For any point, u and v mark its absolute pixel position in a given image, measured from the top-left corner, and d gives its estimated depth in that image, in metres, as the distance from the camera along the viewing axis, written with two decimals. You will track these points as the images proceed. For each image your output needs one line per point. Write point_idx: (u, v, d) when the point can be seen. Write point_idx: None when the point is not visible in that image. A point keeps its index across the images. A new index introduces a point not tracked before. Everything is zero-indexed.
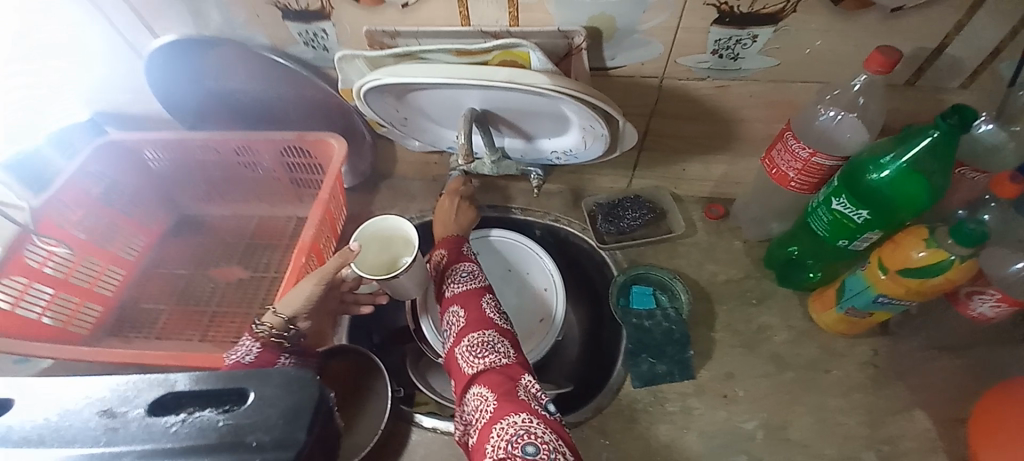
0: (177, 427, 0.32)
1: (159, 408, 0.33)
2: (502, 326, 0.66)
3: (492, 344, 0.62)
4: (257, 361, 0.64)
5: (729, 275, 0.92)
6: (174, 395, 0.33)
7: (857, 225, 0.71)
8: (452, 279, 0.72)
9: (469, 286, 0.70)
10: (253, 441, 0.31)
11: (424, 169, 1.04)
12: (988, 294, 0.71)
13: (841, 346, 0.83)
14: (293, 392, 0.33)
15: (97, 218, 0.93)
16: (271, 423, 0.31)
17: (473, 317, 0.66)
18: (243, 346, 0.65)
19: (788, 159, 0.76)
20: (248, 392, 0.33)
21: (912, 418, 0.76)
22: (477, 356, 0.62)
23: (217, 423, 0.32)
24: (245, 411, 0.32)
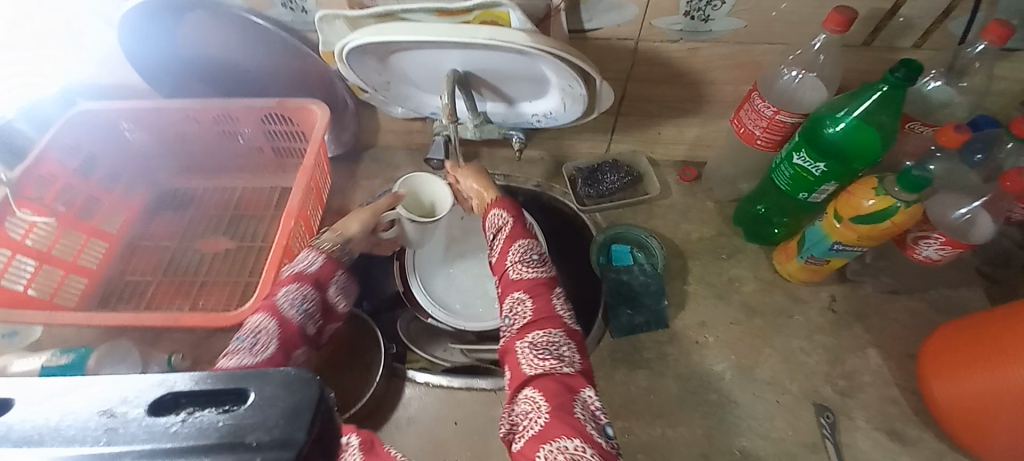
0: (175, 429, 0.27)
1: (153, 410, 0.28)
2: (569, 329, 0.64)
3: (556, 349, 0.61)
4: (316, 270, 0.71)
5: (702, 233, 0.98)
6: (171, 395, 0.29)
7: (816, 177, 0.77)
8: (519, 257, 0.69)
9: (537, 278, 0.67)
10: (251, 442, 0.27)
11: (408, 137, 1.05)
12: (933, 238, 0.75)
13: (804, 294, 0.90)
14: (296, 390, 0.28)
15: (76, 191, 0.92)
16: (271, 423, 0.27)
17: (540, 311, 0.64)
18: (302, 257, 0.72)
19: (754, 118, 0.81)
20: (247, 391, 0.29)
21: (866, 355, 0.84)
22: (538, 356, 0.60)
23: (213, 425, 0.28)
24: (242, 411, 0.28)
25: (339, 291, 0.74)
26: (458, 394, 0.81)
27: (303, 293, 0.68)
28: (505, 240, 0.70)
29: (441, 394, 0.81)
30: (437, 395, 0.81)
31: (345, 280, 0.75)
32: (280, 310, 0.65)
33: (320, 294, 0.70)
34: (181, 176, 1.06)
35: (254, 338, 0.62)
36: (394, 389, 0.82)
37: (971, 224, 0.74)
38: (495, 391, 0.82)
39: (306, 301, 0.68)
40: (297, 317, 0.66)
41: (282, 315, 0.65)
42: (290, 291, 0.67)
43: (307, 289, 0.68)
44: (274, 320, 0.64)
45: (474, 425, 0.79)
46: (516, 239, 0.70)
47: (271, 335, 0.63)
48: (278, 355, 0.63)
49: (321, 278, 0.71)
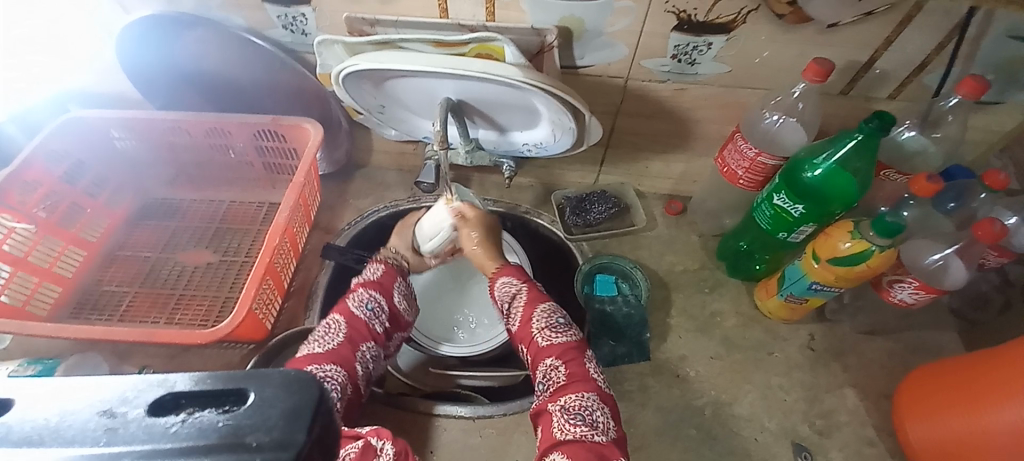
0: (174, 429, 0.24)
1: (153, 411, 0.25)
2: (603, 391, 0.64)
3: (588, 413, 0.61)
4: (381, 275, 0.79)
5: (686, 265, 0.99)
6: (173, 395, 0.25)
7: (795, 218, 0.79)
8: (545, 323, 0.70)
9: (566, 339, 0.69)
10: (251, 442, 0.24)
11: (400, 159, 1.06)
12: (907, 282, 0.78)
13: (783, 330, 0.91)
14: (300, 390, 0.25)
15: (59, 198, 0.92)
16: (272, 423, 0.24)
17: (573, 374, 0.65)
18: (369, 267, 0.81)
19: (737, 158, 0.84)
20: (249, 391, 0.25)
21: (844, 395, 0.85)
22: (570, 422, 0.60)
23: (213, 425, 0.24)
24: (243, 413, 0.25)
25: (404, 296, 0.80)
26: (436, 420, 0.80)
27: (369, 295, 0.76)
28: (528, 306, 0.72)
29: (417, 420, 0.80)
30: (413, 421, 0.80)
31: (406, 287, 0.81)
32: (350, 308, 0.73)
33: (386, 295, 0.77)
34: (168, 186, 1.06)
35: (325, 332, 0.71)
36: (371, 413, 0.81)
37: (944, 269, 0.76)
38: (473, 418, 0.80)
39: (371, 302, 0.75)
40: (363, 315, 0.73)
41: (349, 312, 0.73)
42: (361, 293, 0.75)
43: (373, 291, 0.76)
44: (344, 316, 0.72)
45: (451, 453, 0.78)
46: (538, 304, 0.72)
47: (338, 328, 0.71)
48: (347, 343, 0.70)
49: (386, 281, 0.78)
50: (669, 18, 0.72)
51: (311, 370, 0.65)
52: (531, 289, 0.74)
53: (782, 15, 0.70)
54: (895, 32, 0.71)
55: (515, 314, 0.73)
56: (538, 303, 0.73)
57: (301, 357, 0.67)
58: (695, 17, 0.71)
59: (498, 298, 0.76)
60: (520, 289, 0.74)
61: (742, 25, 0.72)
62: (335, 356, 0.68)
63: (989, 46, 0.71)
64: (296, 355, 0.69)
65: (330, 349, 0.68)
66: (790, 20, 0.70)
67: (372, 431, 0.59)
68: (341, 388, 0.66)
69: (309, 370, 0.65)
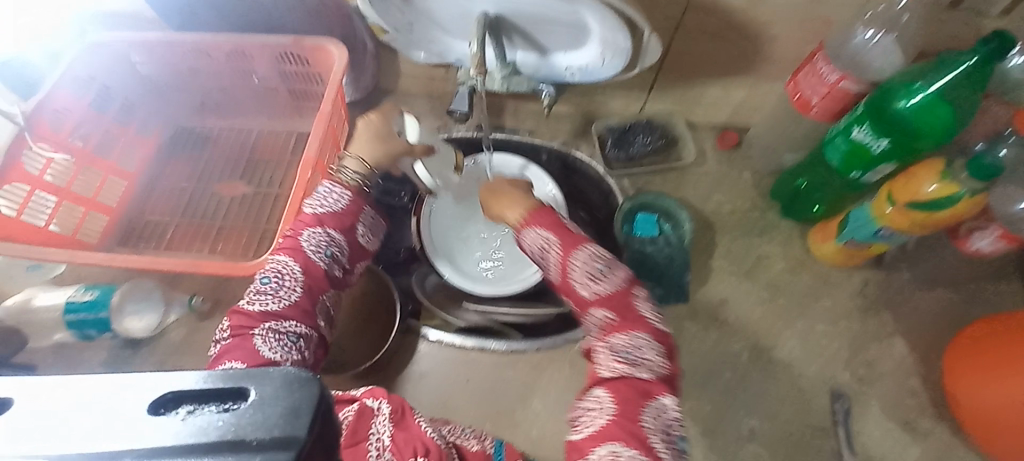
0: (176, 427, 0.23)
1: (151, 410, 0.24)
2: (654, 329, 0.57)
3: (635, 352, 0.55)
4: (342, 207, 0.69)
5: (735, 206, 0.92)
6: (170, 394, 0.24)
7: (874, 155, 0.71)
8: (589, 268, 0.59)
9: (615, 278, 0.59)
10: (252, 442, 0.23)
11: (429, 85, 0.98)
12: (989, 230, 0.71)
13: (836, 276, 0.86)
14: (303, 387, 0.24)
15: (93, 127, 0.91)
16: (271, 423, 0.24)
17: (624, 315, 0.57)
18: (326, 191, 0.70)
19: (814, 83, 0.73)
20: (249, 389, 0.24)
21: (892, 345, 0.81)
22: (614, 354, 0.56)
23: (211, 427, 0.23)
24: (245, 414, 0.24)
25: (366, 227, 0.72)
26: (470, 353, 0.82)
27: (329, 235, 0.67)
28: (562, 255, 0.60)
29: (453, 352, 0.82)
30: (448, 352, 0.82)
31: (371, 216, 0.73)
32: (306, 253, 0.65)
33: (346, 234, 0.69)
34: (195, 115, 1.03)
35: (280, 281, 0.64)
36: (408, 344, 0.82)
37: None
38: (506, 353, 0.82)
39: (330, 245, 0.67)
40: (320, 260, 0.66)
41: (305, 258, 0.65)
42: (316, 232, 0.67)
43: (331, 231, 0.68)
44: (301, 263, 0.65)
45: (487, 385, 0.80)
46: (581, 243, 0.61)
47: (294, 277, 0.64)
48: (307, 294, 0.64)
49: (346, 215, 0.69)
50: None
51: (270, 325, 0.61)
52: (564, 234, 0.62)
53: None
54: None
55: (551, 263, 0.62)
56: (578, 244, 0.60)
57: (254, 309, 0.61)
58: None
59: (528, 251, 0.64)
60: (552, 239, 0.61)
61: None
62: (295, 311, 0.63)
63: None
64: (242, 303, 0.62)
65: (286, 304, 0.62)
66: None
67: (366, 393, 0.58)
68: (306, 341, 0.63)
69: (267, 325, 0.60)
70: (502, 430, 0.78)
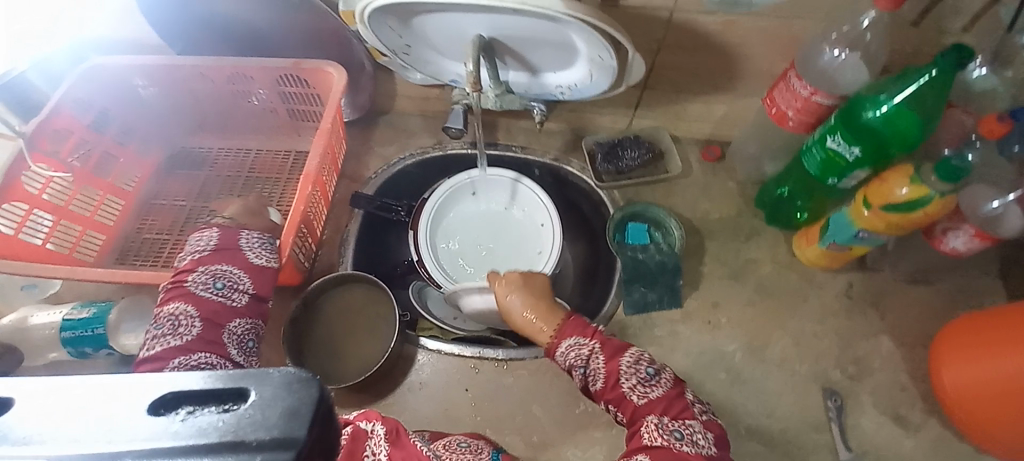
0: (175, 429, 0.26)
1: (152, 412, 0.27)
2: (700, 416, 0.63)
3: (684, 430, 0.60)
4: (217, 243, 0.73)
5: (722, 213, 0.96)
6: (170, 395, 0.27)
7: (848, 162, 0.75)
8: (634, 376, 0.65)
9: (663, 379, 0.65)
10: (252, 442, 0.26)
11: (424, 104, 1.02)
12: (962, 230, 0.75)
13: (821, 278, 0.89)
14: (301, 389, 0.27)
15: (91, 147, 0.92)
16: (271, 423, 0.27)
17: (672, 408, 0.62)
18: (197, 238, 0.74)
19: (789, 98, 0.78)
20: (248, 391, 0.28)
21: (879, 343, 0.84)
22: (665, 432, 0.60)
23: (212, 424, 0.26)
24: (242, 412, 0.27)
25: (257, 250, 0.75)
26: (469, 362, 0.83)
27: (219, 270, 0.71)
28: (608, 365, 0.66)
29: (453, 361, 0.83)
30: (449, 362, 0.83)
31: (258, 239, 0.76)
32: (196, 292, 0.68)
33: (234, 264, 0.72)
34: (194, 135, 1.05)
35: (173, 323, 0.65)
36: (407, 353, 0.83)
37: (1002, 218, 0.70)
38: (506, 361, 0.83)
39: (218, 278, 0.70)
40: (211, 294, 0.68)
41: (196, 297, 0.67)
42: (204, 271, 0.70)
43: (223, 265, 0.71)
44: (193, 303, 0.67)
45: (487, 392, 0.81)
46: (624, 354, 0.67)
47: (188, 314, 0.65)
48: (208, 325, 0.66)
49: (223, 247, 0.73)
50: None
51: (181, 361, 0.62)
52: (603, 342, 0.68)
53: None
54: None
55: (595, 375, 0.66)
56: (619, 352, 0.67)
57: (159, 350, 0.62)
58: None
59: (568, 364, 0.69)
60: (591, 347, 0.68)
61: None
62: (201, 342, 0.64)
63: None
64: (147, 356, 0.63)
65: (188, 339, 0.64)
66: None
67: (360, 415, 0.54)
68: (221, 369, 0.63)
69: (178, 361, 0.61)
70: (505, 437, 0.78)
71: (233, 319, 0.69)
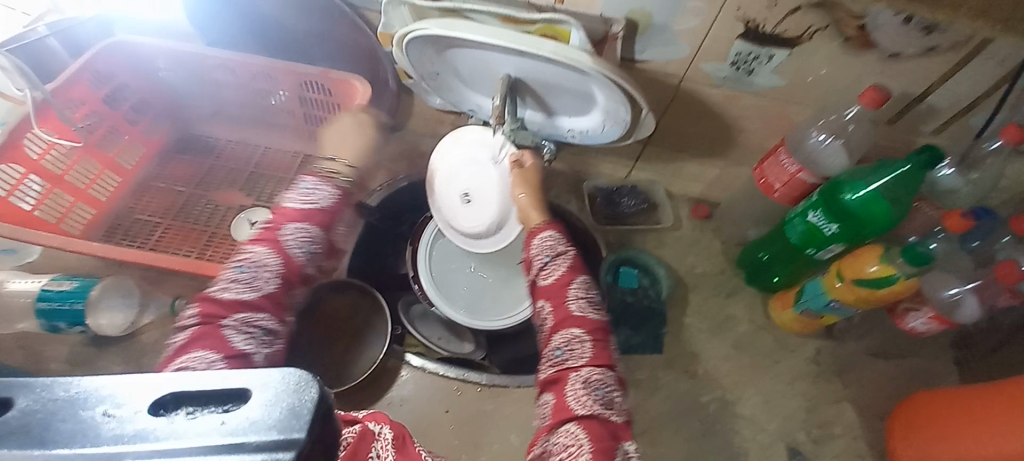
0: (170, 432, 0.23)
1: (147, 413, 0.23)
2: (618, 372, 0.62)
3: (607, 388, 0.59)
4: (326, 206, 0.78)
5: (706, 269, 1.01)
6: (169, 395, 0.24)
7: (826, 236, 0.82)
8: (584, 294, 0.65)
9: (594, 316, 0.64)
10: (251, 446, 0.22)
11: (438, 127, 1.06)
12: (922, 312, 0.82)
13: (793, 342, 0.94)
14: (302, 390, 0.24)
15: (100, 119, 0.91)
16: (275, 424, 0.23)
17: (597, 343, 0.62)
18: (311, 188, 0.78)
19: (777, 171, 0.86)
20: (252, 391, 0.24)
21: (842, 410, 0.88)
22: (591, 395, 0.58)
23: (213, 427, 0.23)
24: (246, 413, 0.23)
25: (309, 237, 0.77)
26: (452, 384, 0.83)
27: (314, 234, 0.77)
28: (568, 271, 0.66)
29: (436, 381, 0.83)
30: (431, 382, 0.82)
31: (335, 218, 0.83)
32: (288, 248, 0.73)
33: (320, 233, 0.78)
34: (206, 123, 1.06)
35: (252, 269, 0.71)
36: (391, 368, 0.83)
37: (958, 304, 0.78)
38: (487, 386, 0.83)
39: (305, 242, 0.76)
40: (298, 257, 0.74)
41: (286, 252, 0.73)
42: (301, 229, 0.75)
43: (314, 230, 0.76)
44: (282, 257, 0.73)
45: (467, 417, 0.80)
46: (574, 282, 0.65)
47: (271, 273, 0.71)
48: (278, 285, 0.73)
49: (326, 215, 0.78)
50: (737, 25, 0.72)
51: (244, 316, 0.68)
52: (574, 255, 0.69)
53: (850, 38, 0.70)
54: (951, 72, 0.72)
55: (553, 273, 0.66)
56: (577, 272, 0.67)
57: (227, 297, 0.68)
58: (764, 27, 0.71)
59: (534, 250, 0.70)
60: (564, 249, 0.68)
61: (807, 42, 0.72)
62: (268, 302, 0.71)
63: None
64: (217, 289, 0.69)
65: (251, 295, 0.70)
66: (855, 43, 0.71)
67: (370, 415, 0.56)
68: (270, 333, 0.71)
69: (242, 316, 0.68)
70: None
71: (300, 285, 0.76)
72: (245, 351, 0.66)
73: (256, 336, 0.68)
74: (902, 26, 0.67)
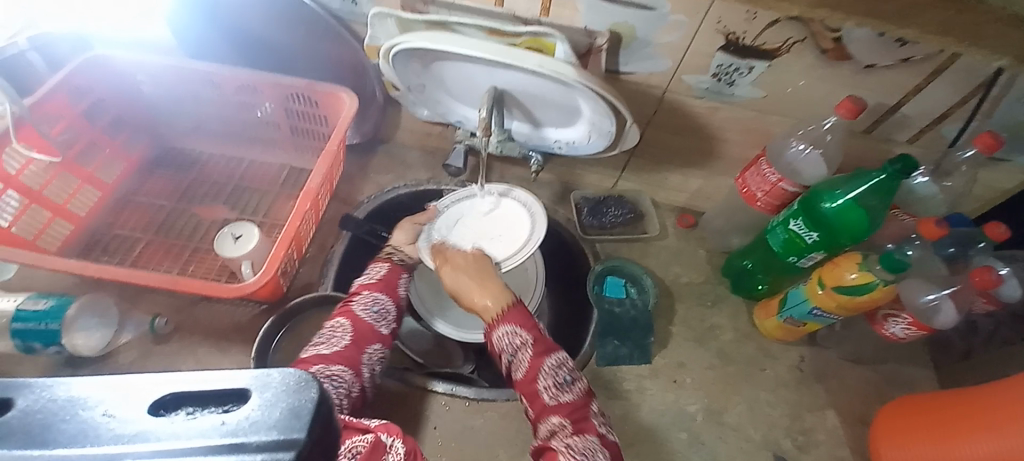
0: (176, 430, 0.26)
1: (151, 411, 0.26)
2: (608, 438, 0.66)
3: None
4: (382, 277, 0.82)
5: (691, 278, 1.02)
6: (171, 395, 0.27)
7: (807, 244, 0.84)
8: (553, 379, 0.68)
9: (575, 395, 0.68)
10: (253, 443, 0.25)
11: (424, 139, 1.06)
12: (902, 317, 0.83)
13: (776, 349, 0.96)
14: (301, 390, 0.27)
15: (77, 133, 0.89)
16: (272, 423, 0.26)
17: (579, 418, 0.66)
18: (372, 269, 0.84)
19: (758, 181, 0.88)
20: (250, 392, 0.27)
21: (825, 416, 0.90)
22: None
23: (214, 426, 0.26)
24: (245, 413, 0.26)
25: (382, 315, 0.78)
26: (439, 399, 0.82)
27: (373, 297, 0.79)
28: (536, 359, 0.69)
29: (423, 396, 0.82)
30: (418, 396, 0.82)
31: (408, 284, 0.86)
32: (355, 311, 0.76)
33: (389, 297, 0.81)
34: (189, 136, 1.05)
35: (330, 332, 0.73)
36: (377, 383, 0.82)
37: (937, 309, 0.79)
38: (476, 401, 0.82)
39: (375, 303, 0.78)
40: (368, 318, 0.76)
41: (354, 315, 0.76)
42: (364, 296, 0.78)
43: (377, 294, 0.80)
44: (349, 319, 0.75)
45: (454, 433, 0.80)
46: (547, 358, 0.69)
47: (344, 332, 0.73)
48: (353, 345, 0.72)
49: (385, 282, 0.82)
50: (717, 38, 0.74)
51: (319, 367, 0.68)
52: (537, 338, 0.71)
53: (825, 51, 0.73)
54: (924, 81, 0.74)
55: (522, 365, 0.70)
56: (548, 352, 0.70)
57: (310, 355, 0.70)
58: (742, 40, 0.73)
59: (497, 348, 0.71)
60: (524, 339, 0.70)
61: (785, 54, 0.74)
62: (342, 356, 0.70)
63: (1007, 107, 0.75)
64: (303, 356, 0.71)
65: (336, 349, 0.71)
66: (832, 56, 0.73)
67: (382, 425, 0.52)
68: (349, 387, 0.68)
69: (317, 366, 0.67)
70: None
71: (372, 343, 0.75)
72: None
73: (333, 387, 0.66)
74: (874, 40, 0.70)
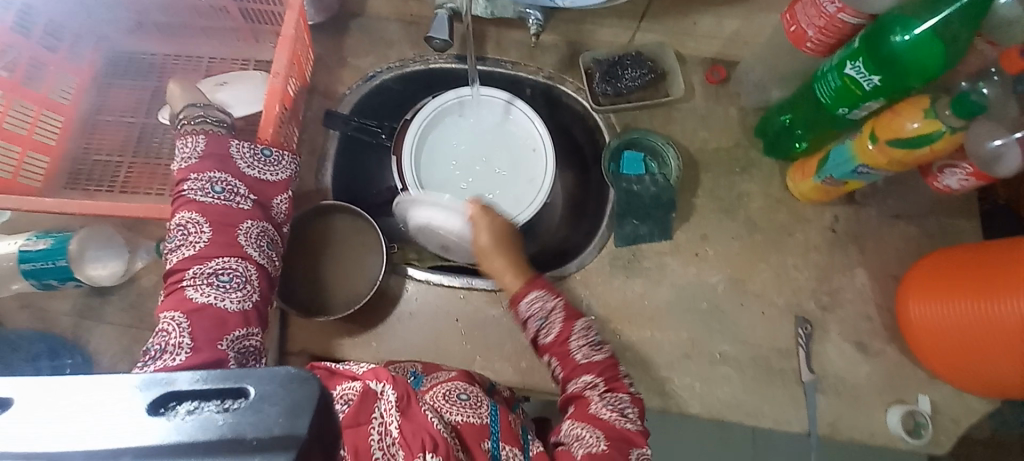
0: (180, 422, 0.29)
1: (151, 410, 0.29)
2: (634, 392, 0.61)
3: (625, 407, 0.58)
4: (207, 151, 0.67)
5: (720, 143, 0.92)
6: (170, 393, 0.30)
7: (864, 92, 0.70)
8: (585, 339, 0.62)
9: (604, 352, 0.62)
10: (252, 440, 0.29)
11: (402, 8, 0.88)
12: (961, 168, 0.73)
13: (810, 212, 0.89)
14: (300, 385, 0.31)
15: (14, 51, 0.78)
16: (271, 421, 0.29)
17: (610, 377, 0.61)
18: (186, 145, 0.68)
19: (811, 14, 0.71)
20: (248, 389, 0.30)
21: (853, 276, 0.87)
22: (605, 406, 0.58)
23: (214, 420, 0.29)
24: (245, 409, 0.30)
25: (230, 193, 0.66)
26: (456, 292, 0.84)
27: (214, 175, 0.66)
28: (568, 321, 0.62)
29: (441, 292, 0.84)
30: (436, 293, 0.84)
31: (248, 146, 0.70)
32: (196, 200, 0.64)
33: (231, 170, 0.67)
34: (136, 37, 0.91)
35: (183, 231, 0.63)
36: (394, 284, 0.84)
37: (999, 158, 0.67)
38: (493, 291, 0.84)
39: (217, 184, 0.65)
40: (215, 199, 0.65)
41: (198, 204, 0.64)
42: (198, 181, 0.65)
43: (217, 172, 0.66)
44: (196, 211, 0.64)
45: (475, 323, 0.83)
46: (577, 320, 0.62)
47: (196, 223, 0.63)
48: (218, 232, 0.63)
49: (213, 156, 0.67)
50: None
51: (197, 270, 0.61)
52: (565, 303, 0.63)
53: None
54: None
55: (552, 329, 0.61)
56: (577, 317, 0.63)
57: (178, 262, 0.62)
58: None
59: (524, 315, 0.62)
60: (555, 303, 0.62)
61: None
62: (211, 249, 0.62)
63: None
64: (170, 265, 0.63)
65: (201, 247, 0.62)
66: None
67: (371, 372, 0.48)
68: (240, 276, 0.62)
69: (194, 270, 0.61)
70: (492, 363, 0.82)
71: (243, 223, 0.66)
72: (205, 303, 0.59)
73: (219, 283, 0.61)
74: None
